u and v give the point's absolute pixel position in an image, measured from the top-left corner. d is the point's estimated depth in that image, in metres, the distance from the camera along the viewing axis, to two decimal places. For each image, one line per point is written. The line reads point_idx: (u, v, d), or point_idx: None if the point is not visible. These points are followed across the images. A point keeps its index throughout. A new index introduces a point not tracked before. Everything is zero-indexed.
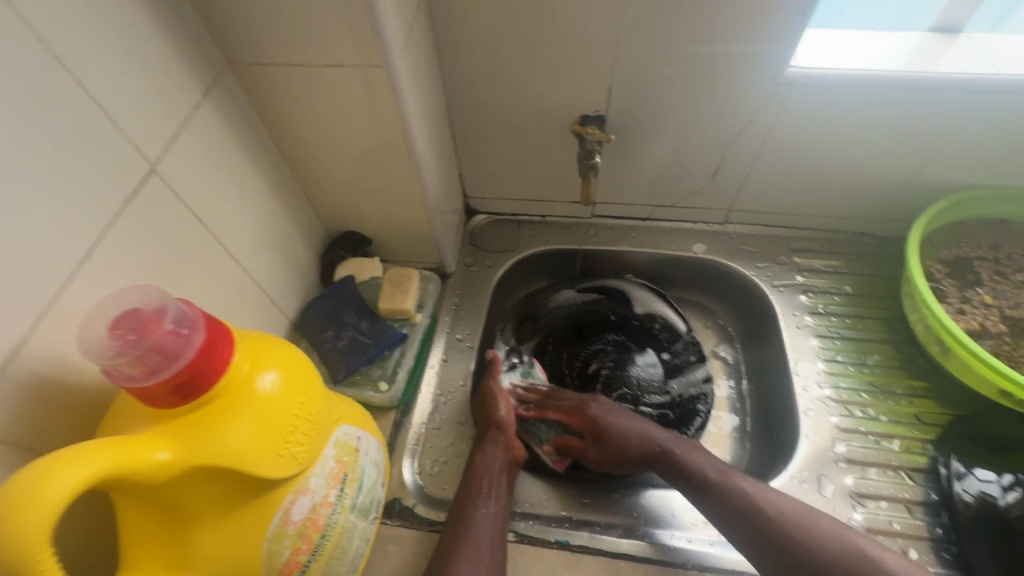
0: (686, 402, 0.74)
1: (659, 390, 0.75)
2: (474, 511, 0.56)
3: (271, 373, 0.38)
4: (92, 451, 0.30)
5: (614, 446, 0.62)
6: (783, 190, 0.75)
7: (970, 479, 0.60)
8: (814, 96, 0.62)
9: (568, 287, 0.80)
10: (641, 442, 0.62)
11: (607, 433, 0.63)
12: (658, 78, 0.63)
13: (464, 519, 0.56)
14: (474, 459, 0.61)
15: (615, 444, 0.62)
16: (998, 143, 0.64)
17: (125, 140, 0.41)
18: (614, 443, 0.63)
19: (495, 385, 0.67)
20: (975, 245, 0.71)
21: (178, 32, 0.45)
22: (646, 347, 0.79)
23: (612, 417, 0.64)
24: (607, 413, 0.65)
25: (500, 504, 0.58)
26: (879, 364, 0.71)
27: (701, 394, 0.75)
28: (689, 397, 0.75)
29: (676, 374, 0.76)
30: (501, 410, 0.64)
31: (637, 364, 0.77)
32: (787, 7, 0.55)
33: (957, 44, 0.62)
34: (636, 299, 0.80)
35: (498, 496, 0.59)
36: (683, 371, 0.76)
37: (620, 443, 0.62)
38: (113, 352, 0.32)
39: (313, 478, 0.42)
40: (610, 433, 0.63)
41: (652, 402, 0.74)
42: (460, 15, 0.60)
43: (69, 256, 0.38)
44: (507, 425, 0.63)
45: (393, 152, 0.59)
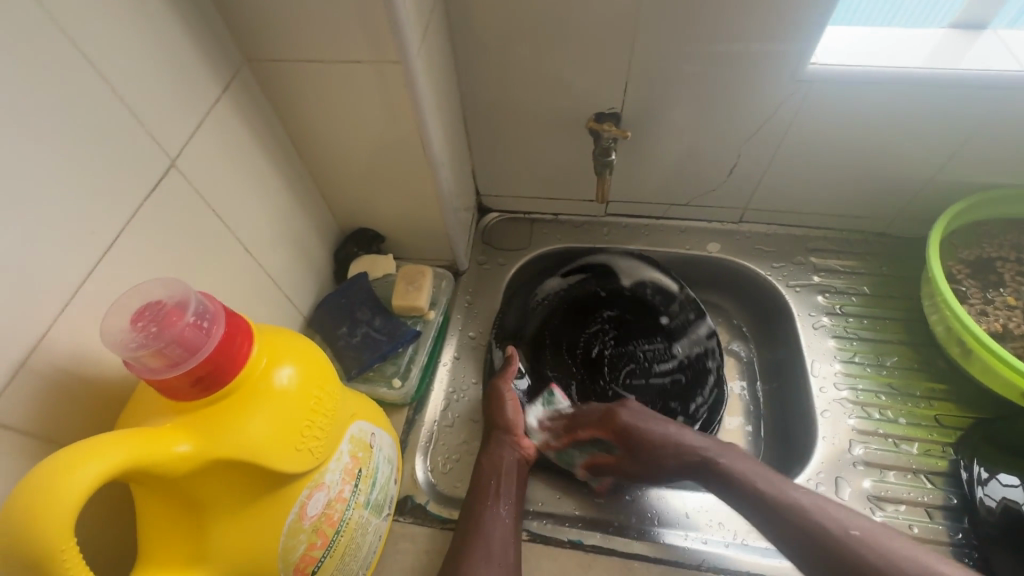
0: (696, 362, 0.74)
1: (665, 357, 0.75)
2: (485, 512, 0.56)
3: (288, 368, 0.38)
4: (113, 443, 0.30)
5: (657, 451, 0.58)
6: (801, 189, 0.74)
7: (993, 484, 0.58)
8: (834, 93, 0.61)
9: (551, 277, 0.78)
10: (673, 446, 0.58)
11: (637, 442, 0.60)
12: (675, 74, 0.63)
13: (475, 521, 0.55)
14: (481, 460, 0.61)
15: (658, 449, 0.59)
16: (1023, 141, 0.63)
17: (147, 134, 0.41)
18: (648, 452, 0.59)
19: (504, 388, 0.66)
20: (997, 245, 0.70)
21: (198, 27, 0.45)
22: (643, 319, 0.77)
23: (643, 422, 0.61)
24: (634, 421, 0.61)
25: (511, 505, 0.58)
26: (898, 366, 0.70)
27: (707, 350, 0.74)
28: (697, 356, 0.74)
29: (678, 336, 0.75)
30: (509, 413, 0.63)
31: (636, 341, 0.76)
32: (808, 2, 0.54)
33: (982, 40, 0.61)
34: (624, 272, 0.79)
35: (509, 497, 0.58)
36: (684, 333, 0.75)
37: (655, 451, 0.59)
38: (135, 343, 0.32)
39: (328, 474, 0.42)
40: (646, 445, 0.59)
41: (662, 370, 0.74)
42: (477, 11, 0.60)
43: (92, 249, 0.38)
44: (515, 427, 0.63)
45: (409, 148, 0.59)
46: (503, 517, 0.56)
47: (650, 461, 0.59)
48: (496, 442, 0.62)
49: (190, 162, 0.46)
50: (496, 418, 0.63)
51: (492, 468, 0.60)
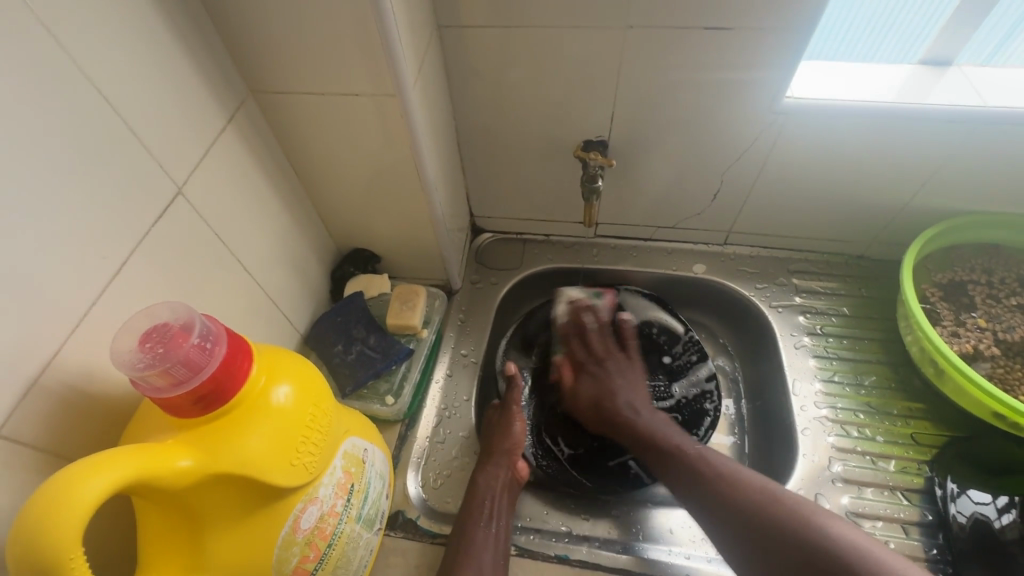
0: (692, 403, 0.76)
1: (664, 396, 0.76)
2: (479, 528, 0.58)
3: (285, 386, 0.40)
4: (119, 457, 0.32)
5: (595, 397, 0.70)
6: (781, 213, 0.77)
7: (964, 500, 0.61)
8: (809, 124, 0.64)
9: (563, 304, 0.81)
10: (609, 404, 0.69)
11: (592, 380, 0.72)
12: (658, 105, 0.66)
13: (468, 537, 0.57)
14: (477, 477, 0.63)
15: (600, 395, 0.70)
16: (989, 171, 0.66)
17: (155, 164, 0.44)
18: (590, 388, 0.71)
19: (513, 406, 0.69)
20: (969, 269, 0.73)
21: (206, 63, 0.48)
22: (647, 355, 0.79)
23: (617, 377, 0.71)
24: (607, 371, 0.72)
25: (502, 521, 0.60)
26: (876, 385, 0.72)
27: (704, 392, 0.76)
28: (694, 397, 0.76)
29: (678, 376, 0.78)
30: (514, 432, 0.66)
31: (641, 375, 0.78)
32: (781, 40, 0.57)
33: (947, 77, 0.64)
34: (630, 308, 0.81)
35: (501, 513, 0.60)
36: (684, 373, 0.78)
37: (592, 395, 0.70)
38: (142, 363, 0.34)
39: (322, 488, 0.44)
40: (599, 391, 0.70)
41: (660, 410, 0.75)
42: (470, 45, 0.63)
43: (102, 273, 0.40)
44: (515, 447, 0.65)
45: (404, 174, 0.62)
46: (495, 534, 0.58)
47: (579, 391, 0.71)
48: (493, 458, 0.64)
49: (195, 188, 0.48)
50: (501, 438, 0.66)
51: (487, 485, 0.62)
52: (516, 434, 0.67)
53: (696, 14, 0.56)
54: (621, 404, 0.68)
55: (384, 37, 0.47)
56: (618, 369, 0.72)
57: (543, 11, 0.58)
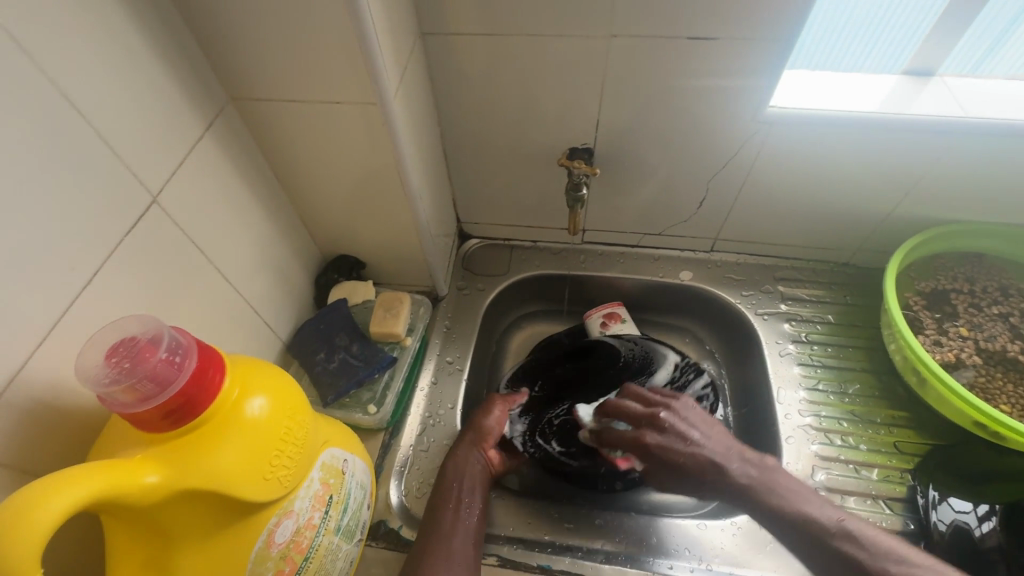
0: None
1: None
2: (446, 514, 0.57)
3: (260, 398, 0.40)
4: (83, 475, 0.31)
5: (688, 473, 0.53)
6: (768, 220, 0.77)
7: (945, 507, 0.62)
8: (793, 133, 0.65)
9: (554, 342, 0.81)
10: (709, 471, 0.53)
11: (670, 455, 0.54)
12: (643, 114, 0.66)
13: (436, 523, 0.56)
14: (446, 464, 0.62)
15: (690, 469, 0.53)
16: (970, 181, 0.66)
17: (129, 172, 0.43)
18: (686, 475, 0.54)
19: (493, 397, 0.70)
20: (951, 278, 0.73)
21: (183, 71, 0.47)
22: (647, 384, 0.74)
23: (684, 429, 0.55)
24: (668, 439, 0.55)
25: (473, 508, 0.59)
26: (860, 394, 0.72)
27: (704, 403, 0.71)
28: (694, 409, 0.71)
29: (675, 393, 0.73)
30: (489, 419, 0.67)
31: None
32: (763, 50, 0.58)
33: (929, 87, 0.64)
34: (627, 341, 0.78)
35: (471, 501, 0.59)
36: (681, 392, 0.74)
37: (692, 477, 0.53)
38: (109, 379, 0.34)
39: (297, 501, 0.44)
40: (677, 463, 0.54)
41: None
42: (454, 52, 0.63)
43: (72, 283, 0.40)
44: (485, 437, 0.65)
45: (387, 181, 0.61)
46: (466, 519, 0.58)
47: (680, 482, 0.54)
48: (462, 446, 0.64)
49: (171, 197, 0.48)
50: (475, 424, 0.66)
51: (455, 472, 0.61)
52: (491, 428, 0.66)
53: (679, 24, 0.56)
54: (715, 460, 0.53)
55: (363, 45, 0.47)
56: (679, 420, 0.56)
57: (526, 20, 0.58)
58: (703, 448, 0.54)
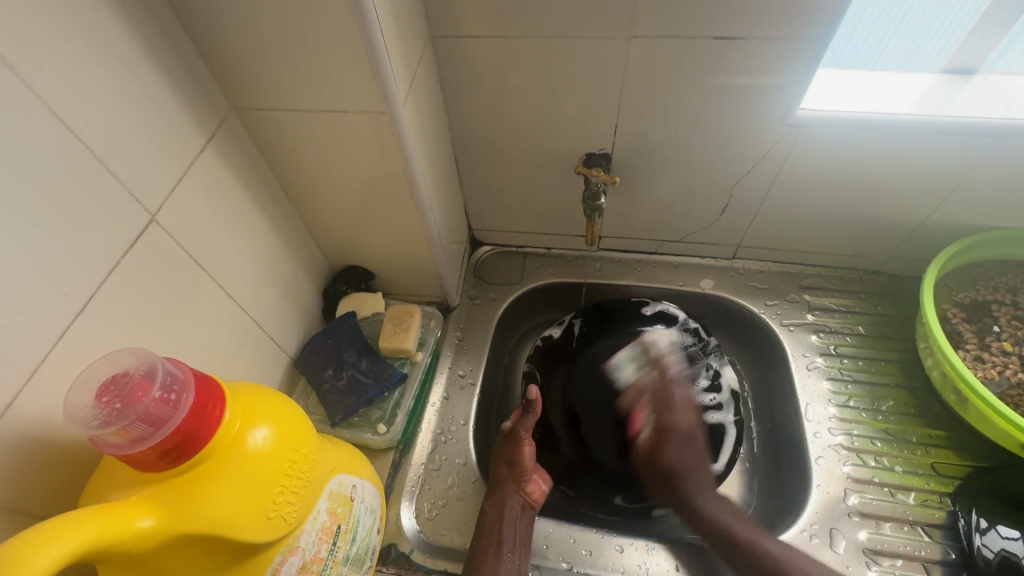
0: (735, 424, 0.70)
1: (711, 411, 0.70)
2: (487, 558, 0.56)
3: (262, 429, 0.37)
4: (68, 524, 0.29)
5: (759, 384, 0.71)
6: (794, 227, 0.74)
7: (992, 534, 0.58)
8: (824, 137, 0.61)
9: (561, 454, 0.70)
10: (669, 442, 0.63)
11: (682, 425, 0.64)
12: (664, 118, 0.63)
13: (479, 570, 0.55)
14: (484, 508, 0.60)
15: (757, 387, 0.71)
16: (1016, 186, 0.62)
17: (125, 190, 0.41)
18: (683, 448, 0.63)
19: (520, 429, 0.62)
20: (991, 288, 0.69)
21: (182, 80, 0.45)
22: None
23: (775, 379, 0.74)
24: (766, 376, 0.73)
25: (515, 552, 0.58)
26: (894, 411, 0.68)
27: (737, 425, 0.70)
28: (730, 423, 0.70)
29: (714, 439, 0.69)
30: (524, 455, 0.62)
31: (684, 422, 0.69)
32: (794, 49, 0.54)
33: (971, 86, 0.60)
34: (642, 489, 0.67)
35: (513, 546, 0.58)
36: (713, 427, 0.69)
37: (687, 455, 0.63)
38: (98, 422, 0.32)
39: (303, 536, 0.41)
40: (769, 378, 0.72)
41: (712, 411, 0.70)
42: (465, 55, 0.60)
43: (64, 310, 0.38)
44: (523, 474, 0.62)
45: (397, 192, 0.59)
46: (508, 565, 0.57)
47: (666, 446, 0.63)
48: (501, 483, 0.61)
49: (170, 214, 0.45)
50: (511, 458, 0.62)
51: (495, 515, 0.59)
52: (530, 462, 0.62)
53: (704, 23, 0.53)
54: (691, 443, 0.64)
55: (371, 52, 0.44)
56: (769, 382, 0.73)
57: (541, 20, 0.55)
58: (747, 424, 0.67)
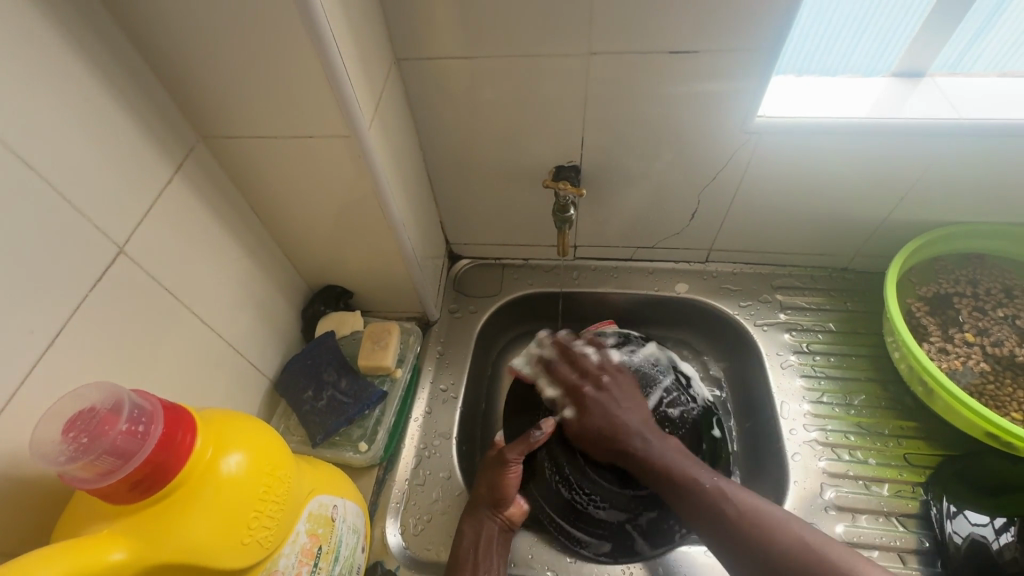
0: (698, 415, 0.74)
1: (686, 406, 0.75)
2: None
3: (237, 455, 0.38)
4: (38, 563, 0.30)
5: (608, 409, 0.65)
6: (762, 228, 0.76)
7: (961, 520, 0.60)
8: (783, 141, 0.63)
9: (604, 517, 0.66)
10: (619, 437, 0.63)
11: (610, 422, 0.64)
12: (628, 129, 0.64)
13: None
14: (463, 527, 0.61)
15: (605, 409, 0.65)
16: (968, 182, 0.65)
17: (90, 225, 0.42)
18: (605, 414, 0.65)
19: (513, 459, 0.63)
20: (952, 280, 0.71)
21: (147, 113, 0.46)
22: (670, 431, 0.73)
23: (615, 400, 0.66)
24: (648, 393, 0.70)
25: (492, 569, 0.59)
26: (866, 405, 0.70)
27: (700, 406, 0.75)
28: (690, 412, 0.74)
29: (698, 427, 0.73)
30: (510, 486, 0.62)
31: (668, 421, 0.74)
32: (747, 55, 0.56)
33: (920, 88, 0.63)
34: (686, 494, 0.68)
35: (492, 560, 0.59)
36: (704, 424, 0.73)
37: (606, 404, 0.66)
38: (66, 457, 0.32)
39: (283, 559, 0.42)
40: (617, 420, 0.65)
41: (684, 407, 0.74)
42: (432, 77, 0.61)
43: (29, 349, 0.38)
44: (503, 500, 0.62)
45: (368, 213, 0.60)
46: None
47: (587, 403, 0.67)
48: (477, 504, 0.62)
49: (140, 246, 0.46)
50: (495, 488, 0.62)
51: (475, 531, 0.60)
52: (512, 490, 0.62)
53: (658, 38, 0.55)
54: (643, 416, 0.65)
55: (332, 79, 0.46)
56: (615, 387, 0.68)
57: (503, 41, 0.57)
58: (608, 424, 0.64)
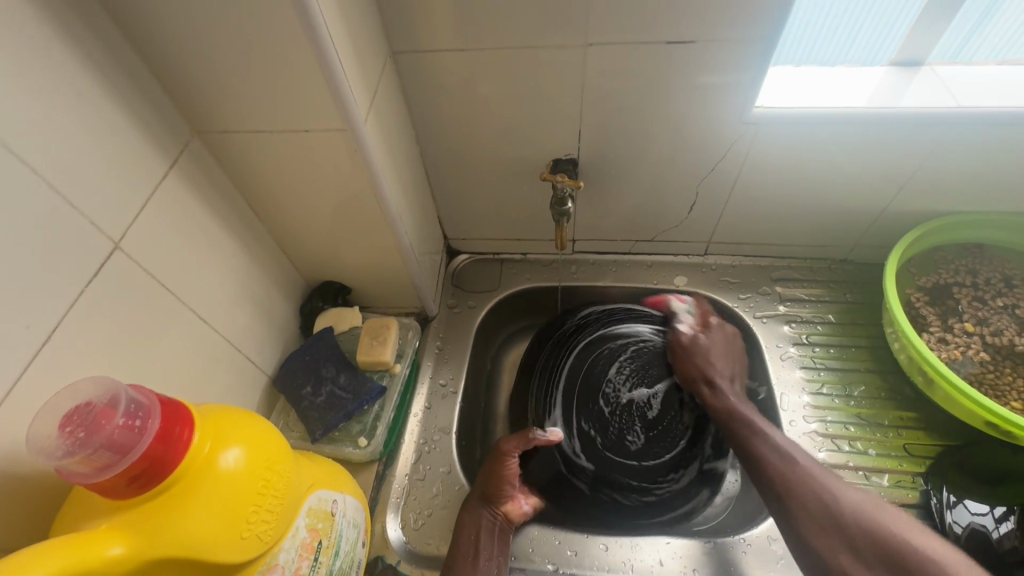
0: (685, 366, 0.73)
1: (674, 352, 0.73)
2: (465, 565, 0.58)
3: (235, 449, 0.38)
4: (36, 557, 0.30)
5: (705, 356, 0.69)
6: (761, 220, 0.75)
7: (961, 509, 0.61)
8: (782, 132, 0.63)
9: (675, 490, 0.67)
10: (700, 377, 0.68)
11: (703, 366, 0.69)
12: (625, 121, 0.64)
13: None
14: (462, 518, 0.61)
15: (704, 356, 0.69)
16: (967, 172, 0.64)
17: (85, 221, 0.41)
18: (706, 355, 0.69)
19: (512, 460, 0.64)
20: (952, 271, 0.71)
21: (141, 109, 0.46)
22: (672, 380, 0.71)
23: (717, 348, 0.70)
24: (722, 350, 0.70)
25: (492, 558, 0.59)
26: (866, 396, 0.70)
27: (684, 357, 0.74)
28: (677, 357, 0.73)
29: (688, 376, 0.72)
30: (507, 487, 0.62)
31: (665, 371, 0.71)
32: (746, 46, 0.55)
33: (919, 77, 0.62)
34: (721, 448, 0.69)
35: (491, 552, 0.60)
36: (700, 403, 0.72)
37: (717, 351, 0.70)
38: (62, 452, 0.32)
39: (282, 554, 0.42)
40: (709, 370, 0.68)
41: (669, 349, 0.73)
42: (427, 70, 0.61)
43: (23, 346, 0.37)
44: (501, 496, 0.62)
45: (365, 209, 0.60)
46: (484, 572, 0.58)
47: (703, 343, 0.70)
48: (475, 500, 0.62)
49: (135, 241, 0.46)
50: (491, 488, 0.62)
51: (474, 524, 0.60)
52: (510, 485, 0.62)
53: (656, 28, 0.55)
54: (736, 359, 0.71)
55: (327, 73, 0.45)
56: (719, 334, 0.71)
57: (499, 32, 0.56)
58: (711, 372, 0.68)
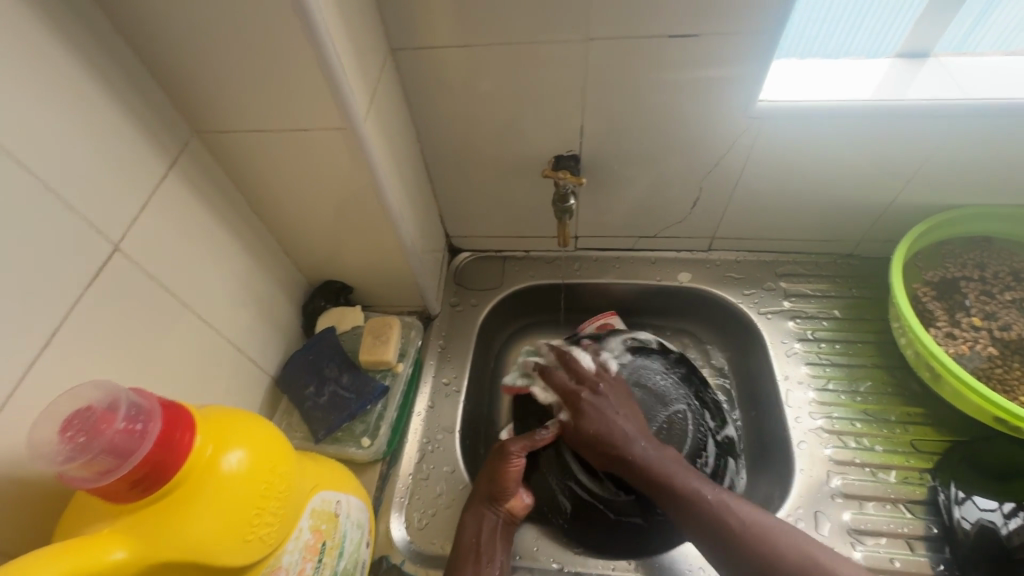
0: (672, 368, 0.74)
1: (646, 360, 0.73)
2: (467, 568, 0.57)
3: (237, 452, 0.37)
4: (38, 564, 0.30)
5: (592, 426, 0.62)
6: (765, 215, 0.74)
7: (969, 505, 0.60)
8: (786, 127, 0.62)
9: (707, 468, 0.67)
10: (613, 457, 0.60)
11: (603, 444, 0.61)
12: (627, 117, 0.64)
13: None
14: (463, 520, 0.61)
15: (592, 425, 0.62)
16: (975, 165, 0.63)
17: (85, 223, 0.41)
18: (596, 425, 0.62)
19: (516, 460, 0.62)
20: (959, 265, 0.70)
21: (140, 108, 0.45)
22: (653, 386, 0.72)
23: (600, 413, 0.63)
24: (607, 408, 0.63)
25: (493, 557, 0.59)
26: (872, 391, 0.70)
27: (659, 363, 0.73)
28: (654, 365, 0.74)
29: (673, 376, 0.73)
30: (511, 486, 0.61)
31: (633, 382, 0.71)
32: (747, 39, 0.55)
33: (926, 69, 0.61)
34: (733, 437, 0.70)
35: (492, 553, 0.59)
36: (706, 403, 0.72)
37: (603, 417, 0.62)
38: (63, 456, 0.32)
39: (286, 556, 0.42)
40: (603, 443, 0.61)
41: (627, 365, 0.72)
42: (427, 67, 0.60)
43: (25, 349, 0.37)
44: (504, 494, 0.61)
45: (367, 208, 0.59)
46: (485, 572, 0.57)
47: (585, 411, 0.63)
48: (478, 500, 0.61)
49: (135, 243, 0.45)
50: (496, 487, 0.61)
51: (475, 524, 0.60)
52: (514, 485, 0.61)
53: (658, 22, 0.54)
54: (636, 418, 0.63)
55: (326, 71, 0.45)
56: (595, 400, 0.64)
57: (499, 28, 0.55)
58: (613, 451, 0.60)
